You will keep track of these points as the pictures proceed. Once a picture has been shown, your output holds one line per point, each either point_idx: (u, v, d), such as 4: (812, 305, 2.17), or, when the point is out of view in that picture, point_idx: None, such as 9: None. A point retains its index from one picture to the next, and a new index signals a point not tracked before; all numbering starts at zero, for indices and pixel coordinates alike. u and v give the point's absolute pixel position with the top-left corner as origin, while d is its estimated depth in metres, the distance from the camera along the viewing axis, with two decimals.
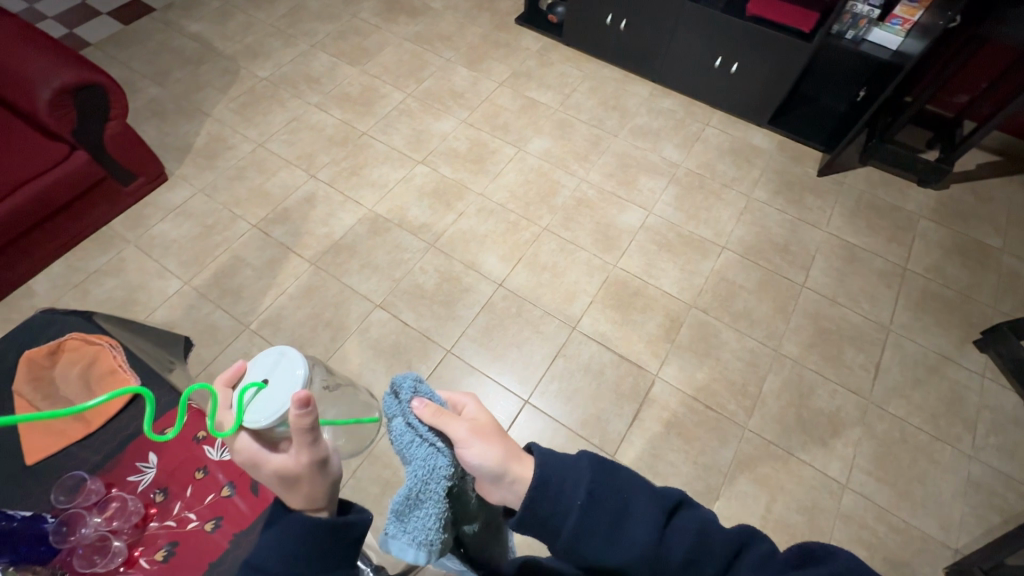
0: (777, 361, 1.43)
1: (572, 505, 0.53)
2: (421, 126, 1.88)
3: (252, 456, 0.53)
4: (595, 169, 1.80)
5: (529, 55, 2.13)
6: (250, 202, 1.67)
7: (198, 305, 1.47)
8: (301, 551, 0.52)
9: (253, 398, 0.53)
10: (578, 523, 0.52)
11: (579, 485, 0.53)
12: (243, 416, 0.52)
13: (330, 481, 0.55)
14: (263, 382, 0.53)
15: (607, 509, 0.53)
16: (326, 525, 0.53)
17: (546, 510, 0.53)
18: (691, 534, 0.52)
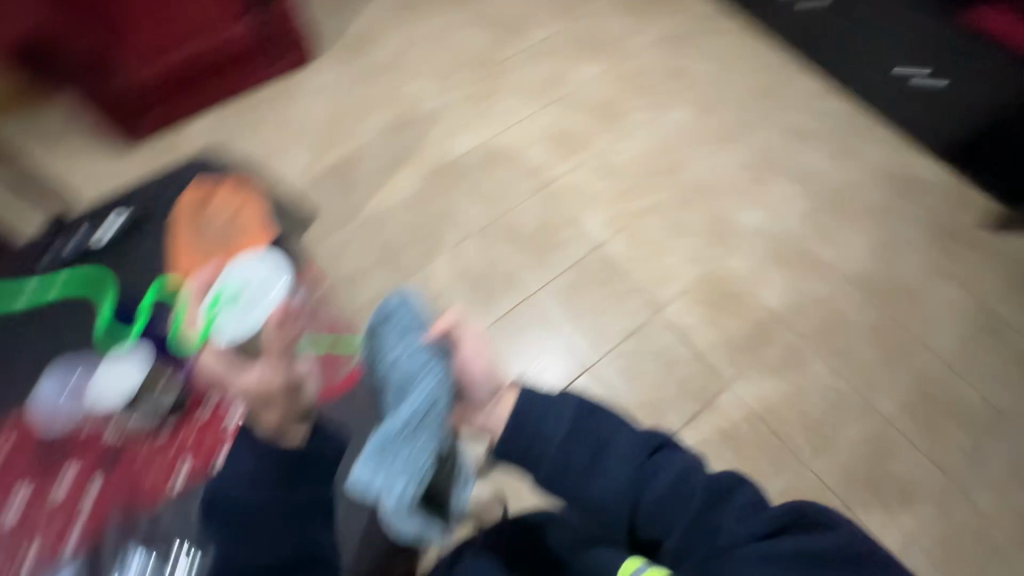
0: (864, 411, 1.32)
1: (552, 437, 0.61)
2: (562, 67, 1.82)
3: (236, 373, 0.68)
4: (729, 156, 1.67)
5: (693, 16, 1.96)
6: (382, 102, 1.72)
7: (316, 187, 1.56)
8: None
9: (225, 314, 0.75)
10: (556, 454, 0.60)
11: (561, 418, 0.61)
12: (217, 329, 0.74)
13: (297, 408, 0.70)
14: (238, 304, 0.76)
15: (586, 446, 0.60)
16: None
17: (528, 435, 0.62)
18: (670, 476, 0.58)
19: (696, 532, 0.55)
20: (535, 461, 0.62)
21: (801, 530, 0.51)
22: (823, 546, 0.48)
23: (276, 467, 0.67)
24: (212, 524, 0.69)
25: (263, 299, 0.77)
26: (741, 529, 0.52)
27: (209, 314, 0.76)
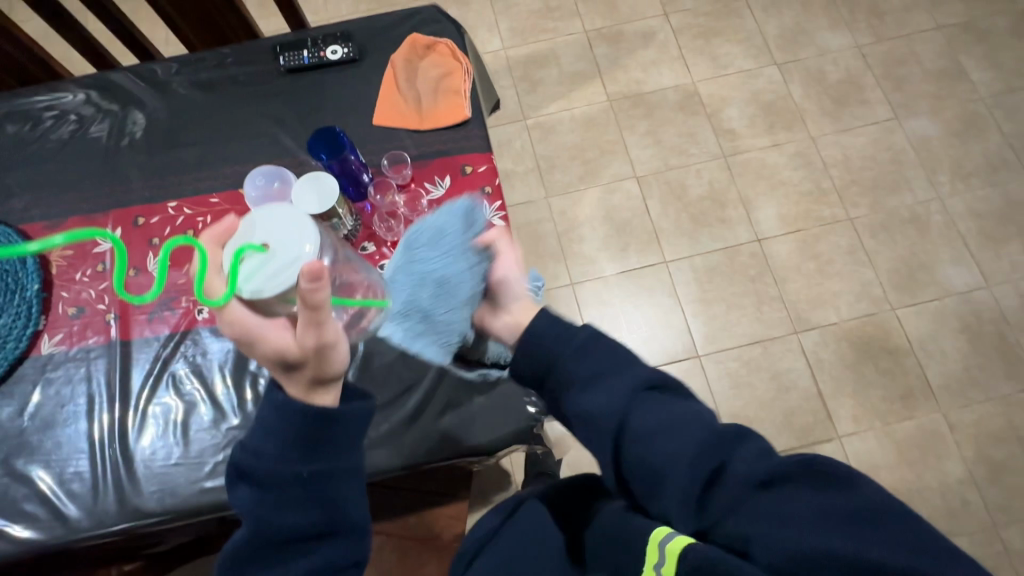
0: (985, 535, 1.14)
1: (557, 355, 0.57)
2: (809, 25, 1.54)
3: (245, 330, 0.50)
4: (965, 197, 1.37)
5: (1007, 10, 1.54)
6: (596, 5, 1.59)
7: (501, 75, 1.53)
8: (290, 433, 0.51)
9: (252, 260, 0.49)
10: (564, 371, 0.55)
11: (569, 338, 0.57)
12: (241, 280, 0.49)
13: (337, 367, 0.52)
14: (262, 247, 0.50)
15: (588, 368, 0.55)
16: (313, 413, 0.52)
17: (535, 352, 0.58)
18: (670, 412, 0.50)
19: (699, 472, 0.47)
20: (544, 374, 0.57)
21: (816, 485, 0.43)
22: (842, 506, 0.41)
23: (299, 420, 0.51)
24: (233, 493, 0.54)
25: (299, 252, 0.50)
26: (745, 473, 0.46)
27: (225, 267, 0.49)
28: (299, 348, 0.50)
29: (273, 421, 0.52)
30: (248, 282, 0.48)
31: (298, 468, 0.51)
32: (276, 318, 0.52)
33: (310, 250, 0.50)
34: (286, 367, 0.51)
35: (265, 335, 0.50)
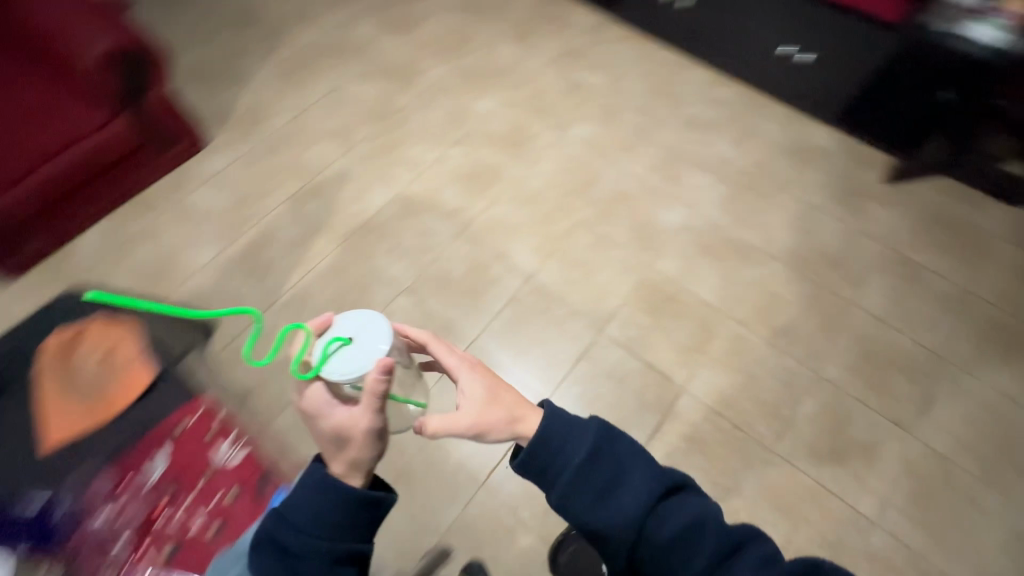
0: (816, 385, 1.34)
1: (572, 458, 0.65)
2: (462, 103, 1.82)
3: (322, 405, 0.65)
4: (640, 161, 1.70)
5: (580, 31, 2.01)
6: (285, 174, 1.67)
7: (229, 276, 1.49)
8: (327, 518, 0.63)
9: (335, 351, 0.66)
10: (576, 475, 0.64)
11: (582, 442, 0.65)
12: (325, 366, 0.65)
13: (374, 453, 0.65)
14: (347, 340, 0.67)
15: (600, 474, 0.65)
16: (350, 501, 0.63)
17: (547, 458, 0.66)
18: (685, 519, 0.64)
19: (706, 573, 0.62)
20: (552, 479, 0.65)
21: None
22: None
23: (337, 504, 0.63)
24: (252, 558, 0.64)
25: (374, 349, 0.66)
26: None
27: (318, 349, 0.67)
28: (350, 427, 0.64)
29: (312, 513, 0.63)
30: (328, 365, 0.65)
31: (330, 545, 0.63)
32: (347, 403, 0.66)
33: (381, 350, 0.66)
34: (333, 441, 0.65)
35: (326, 407, 0.65)
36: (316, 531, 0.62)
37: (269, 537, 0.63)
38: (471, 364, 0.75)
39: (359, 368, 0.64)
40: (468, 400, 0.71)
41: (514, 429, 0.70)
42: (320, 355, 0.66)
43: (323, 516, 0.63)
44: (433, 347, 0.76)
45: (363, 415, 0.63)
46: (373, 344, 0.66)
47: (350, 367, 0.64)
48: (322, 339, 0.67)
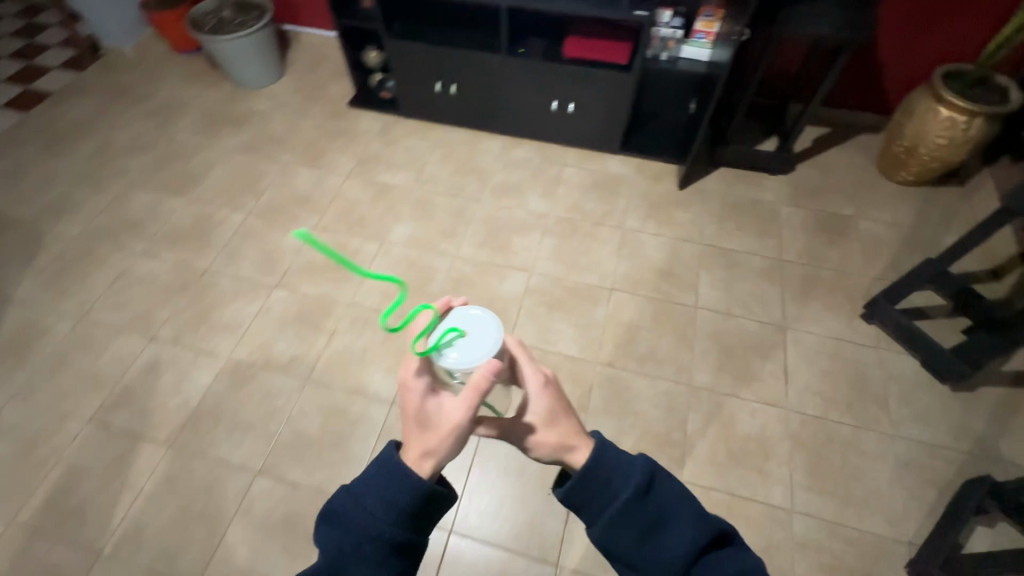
0: (694, 397, 1.38)
1: (619, 493, 0.67)
2: (270, 245, 1.72)
3: (419, 381, 0.70)
4: (465, 243, 1.71)
5: (371, 137, 2.03)
6: (80, 391, 1.42)
7: (32, 546, 1.20)
8: (396, 505, 0.64)
9: (451, 338, 0.76)
10: (622, 511, 0.66)
11: (630, 478, 0.67)
12: (441, 348, 0.75)
13: (454, 449, 0.67)
14: (461, 333, 0.77)
15: (644, 512, 0.67)
16: (420, 492, 0.64)
17: (594, 491, 0.68)
18: (725, 563, 0.66)
19: None
20: (591, 508, 0.68)
21: None
22: None
23: (411, 490, 0.64)
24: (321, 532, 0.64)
25: (479, 349, 0.75)
26: None
27: (433, 332, 0.77)
28: (441, 415, 0.68)
29: (382, 496, 0.64)
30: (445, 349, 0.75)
31: (393, 533, 0.63)
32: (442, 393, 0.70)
33: (486, 349, 0.75)
34: (414, 423, 0.68)
35: (419, 388, 0.69)
36: (379, 512, 0.63)
37: (341, 514, 0.64)
38: (546, 385, 0.77)
39: (470, 359, 0.74)
40: (528, 419, 0.74)
41: (561, 456, 0.72)
42: (442, 334, 0.76)
43: (388, 499, 0.63)
44: (517, 358, 0.78)
45: (453, 413, 0.67)
46: (485, 342, 0.76)
47: (461, 358, 0.74)
48: (443, 323, 0.78)
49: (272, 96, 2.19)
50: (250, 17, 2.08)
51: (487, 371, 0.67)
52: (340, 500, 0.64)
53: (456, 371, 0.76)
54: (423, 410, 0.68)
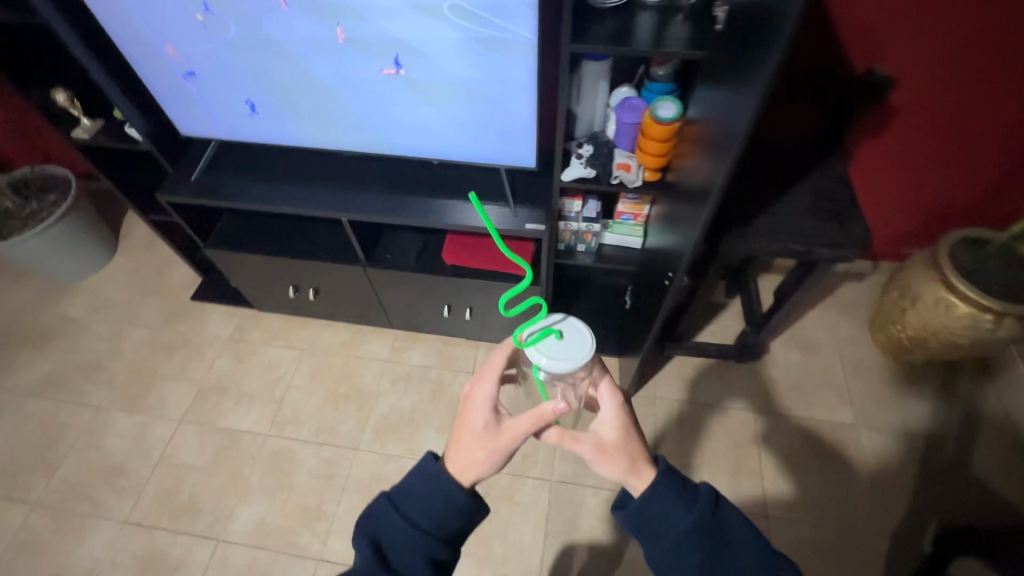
0: None
1: (682, 521, 0.69)
2: (58, 563, 1.21)
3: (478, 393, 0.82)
4: (336, 530, 1.23)
5: (219, 348, 1.54)
6: None
7: None
8: (430, 510, 0.72)
9: (550, 341, 0.77)
10: (684, 539, 0.68)
11: (692, 508, 0.69)
12: (537, 349, 0.76)
13: (495, 462, 0.77)
14: (558, 337, 0.77)
15: (709, 545, 0.68)
16: (454, 500, 0.73)
17: (654, 516, 0.70)
18: None
19: None
20: (653, 534, 0.70)
21: None
22: None
23: (445, 497, 0.72)
24: (360, 527, 0.72)
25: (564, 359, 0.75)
26: None
27: (539, 329, 0.78)
28: (492, 432, 0.78)
29: (419, 501, 0.73)
30: (542, 349, 0.76)
31: (423, 533, 0.71)
32: (497, 413, 0.81)
33: (568, 362, 0.75)
34: (469, 438, 0.78)
35: (483, 405, 0.81)
36: (410, 526, 0.71)
37: (379, 519, 0.72)
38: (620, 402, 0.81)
39: (558, 361, 0.75)
40: (597, 435, 0.78)
41: (626, 477, 0.75)
42: (538, 334, 0.78)
43: (423, 513, 0.72)
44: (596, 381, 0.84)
45: (513, 430, 0.77)
46: (578, 354, 0.76)
47: (546, 359, 0.75)
48: (548, 323, 0.79)
49: (93, 288, 1.68)
50: (45, 203, 1.55)
51: (557, 402, 0.74)
52: (380, 506, 0.73)
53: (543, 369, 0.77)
54: (485, 426, 0.79)
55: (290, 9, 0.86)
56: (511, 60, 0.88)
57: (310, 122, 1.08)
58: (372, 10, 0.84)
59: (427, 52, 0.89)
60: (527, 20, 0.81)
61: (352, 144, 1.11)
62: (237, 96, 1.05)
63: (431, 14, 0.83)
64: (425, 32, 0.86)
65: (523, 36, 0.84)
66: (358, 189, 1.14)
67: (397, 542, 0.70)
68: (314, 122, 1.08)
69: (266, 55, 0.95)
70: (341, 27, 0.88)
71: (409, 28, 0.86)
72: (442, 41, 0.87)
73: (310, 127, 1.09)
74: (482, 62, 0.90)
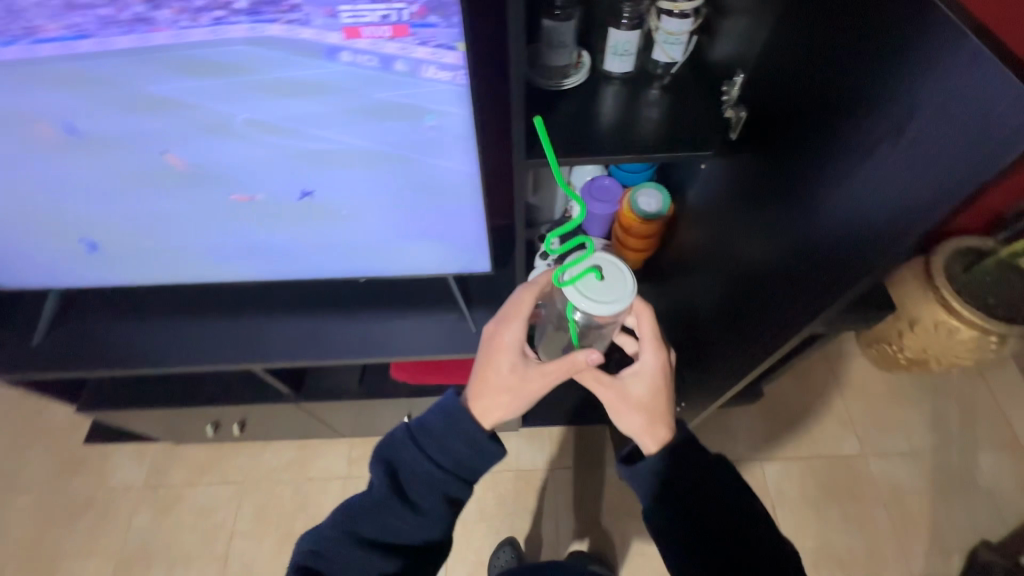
0: None
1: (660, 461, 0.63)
2: None
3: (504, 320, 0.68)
4: None
5: (135, 499, 1.26)
6: None
7: None
8: (448, 444, 0.65)
9: (587, 280, 0.56)
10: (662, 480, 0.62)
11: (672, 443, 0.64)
12: (574, 293, 0.56)
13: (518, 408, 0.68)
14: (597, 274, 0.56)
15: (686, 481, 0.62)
16: (471, 439, 0.65)
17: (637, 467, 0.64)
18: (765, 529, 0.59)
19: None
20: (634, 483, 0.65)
21: None
22: None
23: (462, 431, 0.65)
24: (379, 450, 0.66)
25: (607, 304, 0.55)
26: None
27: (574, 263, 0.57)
28: (516, 377, 0.67)
29: (439, 432, 0.66)
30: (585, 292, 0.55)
31: (439, 468, 0.64)
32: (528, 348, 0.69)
33: (612, 307, 0.55)
34: (495, 383, 0.67)
35: (510, 348, 0.67)
36: (425, 461, 0.64)
37: (396, 450, 0.66)
38: (656, 344, 0.66)
39: (600, 306, 0.55)
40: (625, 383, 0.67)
41: (644, 437, 0.65)
42: (576, 270, 0.57)
43: (438, 449, 0.65)
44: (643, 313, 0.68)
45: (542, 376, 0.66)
46: (622, 297, 0.56)
47: (586, 304, 0.55)
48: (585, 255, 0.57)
49: None
50: None
51: (591, 352, 0.64)
52: (398, 436, 0.66)
53: (581, 311, 0.58)
54: (511, 372, 0.67)
55: (50, 151, 0.59)
56: (419, 170, 0.63)
57: (136, 262, 0.80)
58: (190, 136, 0.58)
59: (246, 178, 0.64)
60: (420, 125, 0.57)
61: (222, 276, 0.84)
62: (41, 245, 0.76)
63: (279, 133, 0.58)
64: (283, 152, 0.60)
65: (455, 138, 0.58)
66: (273, 326, 0.90)
67: (413, 475, 0.64)
68: (185, 257, 0.79)
69: (87, 196, 0.67)
70: (173, 153, 0.60)
71: (225, 155, 0.61)
72: (327, 157, 0.61)
73: (184, 263, 0.81)
74: (386, 176, 0.64)
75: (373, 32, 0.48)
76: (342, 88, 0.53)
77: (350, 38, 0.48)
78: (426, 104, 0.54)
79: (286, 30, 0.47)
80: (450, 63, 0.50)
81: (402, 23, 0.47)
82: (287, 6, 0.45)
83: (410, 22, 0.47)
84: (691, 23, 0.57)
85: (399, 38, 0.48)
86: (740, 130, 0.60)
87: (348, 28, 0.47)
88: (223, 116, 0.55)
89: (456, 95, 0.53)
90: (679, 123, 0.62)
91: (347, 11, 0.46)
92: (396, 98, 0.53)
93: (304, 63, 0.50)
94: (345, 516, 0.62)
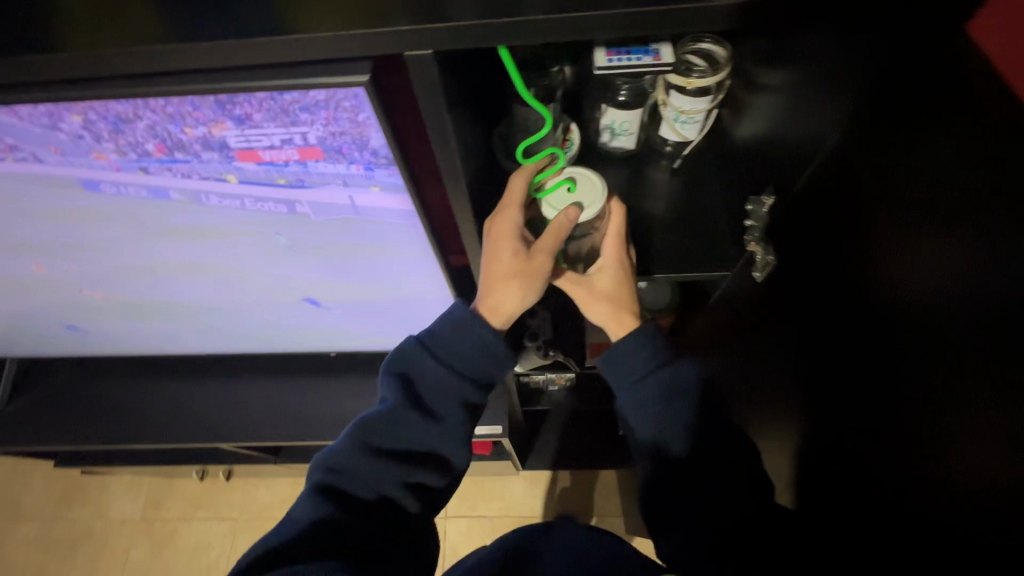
0: None
1: (635, 369, 0.49)
2: None
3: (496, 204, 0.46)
4: None
5: (131, 532, 1.25)
6: None
7: None
8: (462, 348, 0.49)
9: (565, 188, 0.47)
10: (634, 391, 0.50)
11: (654, 350, 0.49)
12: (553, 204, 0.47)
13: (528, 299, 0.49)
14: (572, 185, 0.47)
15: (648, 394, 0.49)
16: (486, 342, 0.49)
17: (618, 373, 0.50)
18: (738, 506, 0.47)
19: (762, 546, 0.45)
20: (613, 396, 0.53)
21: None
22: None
23: (472, 332, 0.49)
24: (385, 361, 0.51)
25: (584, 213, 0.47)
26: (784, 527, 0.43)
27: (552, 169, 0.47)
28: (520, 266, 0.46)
29: (448, 335, 0.50)
30: (549, 208, 0.47)
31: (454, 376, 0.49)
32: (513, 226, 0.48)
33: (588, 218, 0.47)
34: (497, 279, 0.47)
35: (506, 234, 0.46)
36: (450, 374, 0.49)
37: (403, 360, 0.50)
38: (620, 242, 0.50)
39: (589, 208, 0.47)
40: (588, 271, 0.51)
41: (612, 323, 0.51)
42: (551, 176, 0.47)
43: (465, 362, 0.49)
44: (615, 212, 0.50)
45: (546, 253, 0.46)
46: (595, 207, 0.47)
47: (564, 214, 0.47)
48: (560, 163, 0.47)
49: None
50: None
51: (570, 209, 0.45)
52: (409, 345, 0.51)
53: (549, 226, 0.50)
54: (518, 257, 0.46)
55: None
56: (261, 277, 0.59)
57: (77, 335, 0.75)
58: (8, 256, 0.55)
59: (91, 285, 0.61)
60: (267, 239, 0.52)
61: (176, 345, 0.78)
62: None
63: (88, 250, 0.54)
64: (98, 261, 0.56)
65: (392, 243, 0.53)
66: (250, 392, 0.84)
67: (432, 387, 0.49)
68: (137, 330, 0.73)
69: None
70: (40, 265, 0.57)
71: (64, 271, 0.58)
72: (195, 268, 0.57)
73: (140, 334, 0.75)
74: (249, 278, 0.60)
75: (112, 167, 0.42)
76: (122, 214, 0.48)
77: (224, 164, 0.41)
78: (230, 226, 0.50)
79: (19, 167, 0.43)
80: (227, 192, 0.45)
81: (145, 160, 0.41)
82: (4, 147, 0.41)
83: (324, 144, 0.39)
84: (710, 100, 0.44)
85: (150, 172, 0.43)
86: (765, 273, 0.46)
87: (243, 151, 0.40)
88: (17, 236, 0.52)
89: (251, 218, 0.48)
90: (683, 225, 0.52)
91: (237, 137, 0.38)
92: (190, 221, 0.49)
93: (64, 195, 0.46)
94: (359, 432, 0.48)
